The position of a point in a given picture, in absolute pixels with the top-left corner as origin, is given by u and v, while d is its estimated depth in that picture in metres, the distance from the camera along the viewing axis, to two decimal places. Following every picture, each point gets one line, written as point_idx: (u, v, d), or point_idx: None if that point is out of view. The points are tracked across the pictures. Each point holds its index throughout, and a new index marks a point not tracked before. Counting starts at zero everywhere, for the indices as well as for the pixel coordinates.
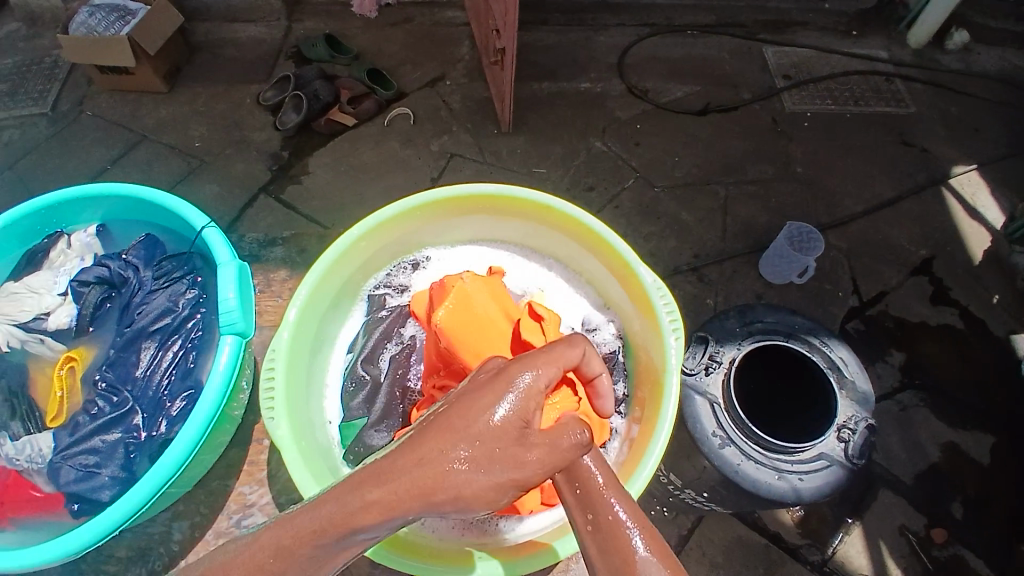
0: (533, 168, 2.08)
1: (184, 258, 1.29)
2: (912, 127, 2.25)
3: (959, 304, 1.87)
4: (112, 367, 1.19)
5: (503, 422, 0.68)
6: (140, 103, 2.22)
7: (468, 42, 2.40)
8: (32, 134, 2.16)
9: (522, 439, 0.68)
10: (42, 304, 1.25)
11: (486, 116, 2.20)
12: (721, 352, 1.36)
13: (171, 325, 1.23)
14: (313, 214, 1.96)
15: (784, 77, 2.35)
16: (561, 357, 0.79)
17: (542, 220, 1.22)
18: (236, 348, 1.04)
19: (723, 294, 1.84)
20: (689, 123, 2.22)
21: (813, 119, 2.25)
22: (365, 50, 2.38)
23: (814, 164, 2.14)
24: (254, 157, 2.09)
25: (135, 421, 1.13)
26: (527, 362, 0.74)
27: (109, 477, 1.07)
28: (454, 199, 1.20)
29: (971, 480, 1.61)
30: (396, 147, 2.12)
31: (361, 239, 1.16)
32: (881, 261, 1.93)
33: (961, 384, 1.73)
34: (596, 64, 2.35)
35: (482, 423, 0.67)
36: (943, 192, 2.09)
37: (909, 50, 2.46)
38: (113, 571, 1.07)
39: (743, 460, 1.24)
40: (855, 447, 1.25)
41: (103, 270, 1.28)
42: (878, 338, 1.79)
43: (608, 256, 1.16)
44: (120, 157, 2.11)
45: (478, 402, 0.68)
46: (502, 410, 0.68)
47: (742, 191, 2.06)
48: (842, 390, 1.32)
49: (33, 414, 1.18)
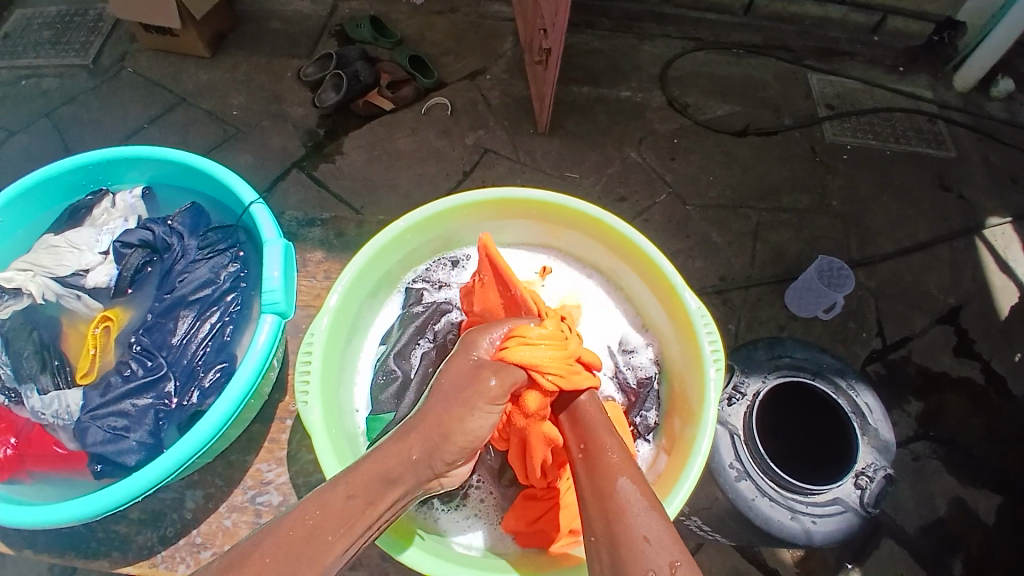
0: (566, 172, 2.07)
1: (229, 232, 1.28)
2: (951, 172, 2.22)
3: (980, 356, 1.85)
4: (148, 333, 1.19)
5: (469, 400, 0.87)
6: (181, 66, 2.22)
7: (512, 38, 2.38)
8: (72, 84, 2.16)
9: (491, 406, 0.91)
10: (82, 261, 1.26)
11: (524, 114, 2.18)
12: (746, 383, 1.34)
13: (211, 297, 1.23)
14: (344, 195, 1.96)
15: (827, 107, 2.32)
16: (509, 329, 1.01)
17: (587, 231, 1.22)
18: (275, 329, 1.04)
19: (746, 321, 1.82)
20: (727, 143, 2.20)
21: (852, 152, 2.23)
22: (410, 36, 2.37)
23: (849, 198, 2.12)
24: (290, 132, 2.09)
25: (167, 388, 1.13)
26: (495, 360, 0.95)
27: (136, 441, 1.07)
28: (500, 201, 1.21)
29: (973, 534, 1.60)
30: (431, 138, 2.10)
31: (406, 232, 1.18)
32: (907, 304, 1.91)
33: (975, 437, 1.71)
34: (639, 73, 2.33)
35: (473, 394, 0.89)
36: (975, 242, 2.06)
37: (955, 93, 2.43)
38: (124, 532, 1.07)
39: (758, 496, 1.23)
40: (871, 495, 1.23)
41: (147, 234, 1.28)
42: (897, 383, 1.77)
43: (652, 277, 1.16)
44: (157, 117, 2.11)
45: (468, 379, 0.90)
46: (494, 381, 0.90)
47: (772, 217, 2.04)
48: (864, 437, 1.29)
49: (62, 369, 1.19)
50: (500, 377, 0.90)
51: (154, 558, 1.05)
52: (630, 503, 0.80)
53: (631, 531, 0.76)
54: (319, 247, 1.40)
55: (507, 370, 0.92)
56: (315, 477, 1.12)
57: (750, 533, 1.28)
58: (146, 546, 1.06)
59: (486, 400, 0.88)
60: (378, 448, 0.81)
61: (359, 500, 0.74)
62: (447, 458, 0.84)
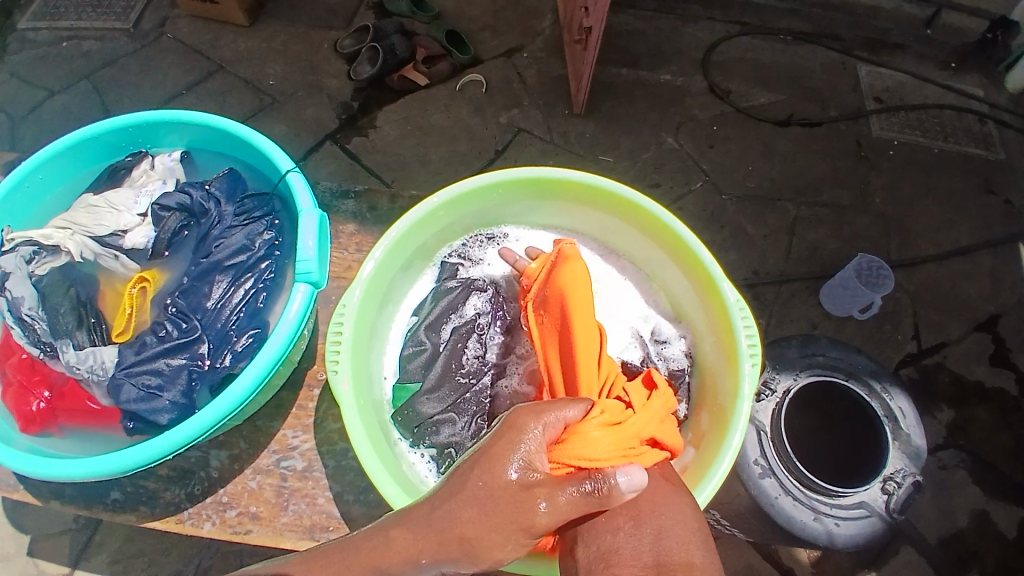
0: (600, 156, 2.04)
1: (264, 199, 1.29)
2: (998, 175, 2.13)
3: (1018, 368, 1.78)
4: (183, 295, 1.21)
5: (502, 526, 0.70)
6: (220, 33, 2.23)
7: (552, 16, 2.33)
8: (114, 47, 2.18)
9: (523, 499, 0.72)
10: (121, 222, 1.27)
11: (559, 95, 2.14)
12: (775, 380, 1.33)
13: (246, 263, 1.24)
14: (376, 169, 1.97)
15: (874, 100, 2.24)
16: (564, 416, 0.81)
17: (626, 216, 1.19)
18: (308, 298, 1.04)
19: (776, 317, 1.78)
20: (768, 133, 2.14)
21: (898, 149, 2.15)
22: (448, 10, 2.33)
23: (892, 197, 2.05)
24: (325, 103, 2.09)
25: (200, 350, 1.15)
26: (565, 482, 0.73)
27: (169, 401, 1.09)
28: (538, 180, 1.19)
29: (998, 550, 1.55)
30: (465, 115, 2.08)
31: (440, 208, 1.16)
32: (943, 310, 1.85)
33: (1005, 450, 1.66)
34: (680, 57, 2.27)
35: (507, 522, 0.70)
36: (1020, 249, 1.98)
37: (1007, 93, 2.32)
38: (153, 488, 1.10)
39: (781, 495, 1.22)
40: (897, 500, 1.22)
41: (185, 198, 1.30)
42: (929, 389, 1.72)
43: (690, 268, 1.13)
44: (195, 83, 2.12)
45: (508, 501, 0.71)
46: (545, 506, 0.71)
47: (809, 212, 1.99)
48: (895, 441, 1.27)
49: (99, 326, 1.21)
50: (553, 504, 0.71)
51: (180, 515, 1.08)
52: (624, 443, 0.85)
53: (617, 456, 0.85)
54: (351, 219, 1.40)
55: (565, 502, 0.71)
56: (340, 446, 1.13)
57: (769, 532, 1.27)
58: (173, 503, 1.09)
59: (525, 531, 0.71)
60: (387, 534, 0.72)
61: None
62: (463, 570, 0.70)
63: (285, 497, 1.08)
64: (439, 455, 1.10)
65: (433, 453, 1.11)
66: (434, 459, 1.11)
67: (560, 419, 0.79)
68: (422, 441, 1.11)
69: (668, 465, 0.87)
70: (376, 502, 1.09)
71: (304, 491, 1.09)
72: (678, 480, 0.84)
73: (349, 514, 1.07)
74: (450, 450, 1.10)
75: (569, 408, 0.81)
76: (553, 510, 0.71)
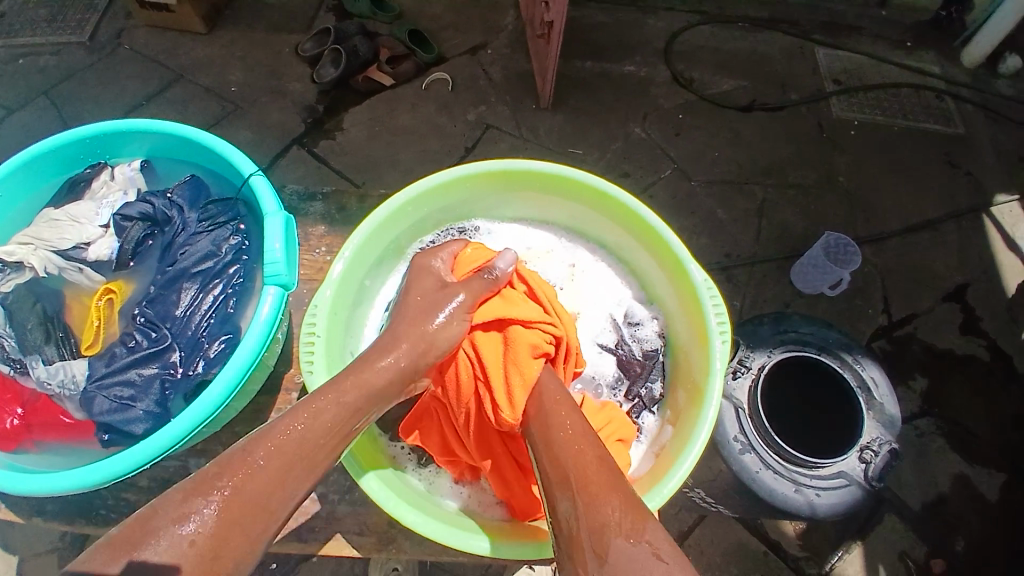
0: (569, 148, 2.05)
1: (230, 205, 1.27)
2: (957, 148, 2.19)
3: (985, 334, 1.83)
4: (152, 304, 1.19)
5: (439, 315, 1.03)
6: (179, 41, 2.19)
7: (514, 11, 2.34)
8: (68, 61, 2.13)
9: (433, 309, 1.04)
10: (82, 234, 1.25)
11: (526, 89, 2.15)
12: (751, 357, 1.34)
13: (214, 269, 1.22)
14: (346, 171, 1.95)
15: (834, 81, 2.29)
16: (453, 250, 1.15)
17: (593, 203, 1.21)
18: (279, 300, 1.03)
19: (751, 298, 1.82)
20: (733, 119, 2.17)
21: (860, 128, 2.20)
22: (409, 9, 2.32)
23: (856, 175, 2.09)
24: (290, 108, 2.06)
25: (172, 358, 1.13)
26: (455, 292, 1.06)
27: (143, 411, 1.07)
28: (504, 172, 1.20)
29: (976, 511, 1.60)
30: (433, 113, 2.08)
31: (408, 204, 1.16)
32: (911, 283, 1.90)
33: (977, 413, 1.71)
34: (643, 47, 2.29)
35: (434, 335, 1.01)
36: (982, 220, 2.04)
37: (963, 69, 2.39)
38: (133, 500, 1.08)
39: (762, 469, 1.24)
40: (875, 469, 1.23)
41: (146, 207, 1.28)
42: (902, 360, 1.77)
43: (657, 251, 1.15)
44: (156, 93, 2.08)
45: (428, 312, 1.03)
46: (462, 296, 1.06)
47: (777, 194, 2.02)
48: (869, 411, 1.29)
49: (68, 340, 1.18)
50: (466, 291, 1.06)
51: None
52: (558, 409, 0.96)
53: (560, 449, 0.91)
54: (321, 221, 1.39)
55: (474, 285, 1.07)
56: None
57: (754, 507, 1.29)
58: None
59: (463, 309, 1.05)
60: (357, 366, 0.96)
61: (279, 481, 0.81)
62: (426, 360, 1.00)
63: None
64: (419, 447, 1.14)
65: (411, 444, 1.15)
66: (413, 450, 1.14)
67: (454, 246, 1.15)
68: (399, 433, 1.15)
69: (656, 527, 0.80)
70: (362, 500, 1.08)
71: None
72: (672, 555, 0.78)
73: (335, 516, 1.07)
74: None
75: (455, 246, 1.16)
76: (471, 295, 1.06)
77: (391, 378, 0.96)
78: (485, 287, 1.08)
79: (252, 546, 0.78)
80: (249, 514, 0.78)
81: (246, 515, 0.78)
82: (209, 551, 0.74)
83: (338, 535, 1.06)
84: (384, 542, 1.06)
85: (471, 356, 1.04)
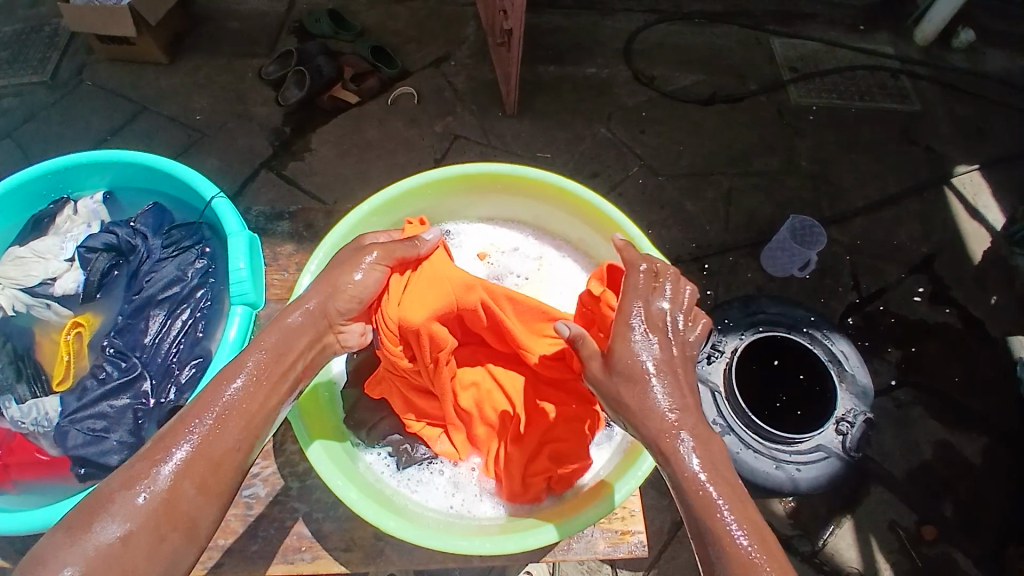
0: (538, 152, 2.08)
1: (193, 228, 1.28)
2: (915, 125, 2.25)
3: (956, 303, 1.88)
4: (120, 334, 1.19)
5: (361, 287, 1.02)
6: (141, 74, 2.19)
7: (474, 22, 2.37)
8: (30, 101, 2.12)
9: (351, 271, 1.01)
10: (48, 269, 1.25)
11: (491, 98, 2.18)
12: (724, 342, 1.38)
13: (180, 294, 1.23)
14: (316, 191, 1.96)
15: (791, 69, 2.34)
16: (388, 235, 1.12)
17: (555, 200, 1.23)
18: (246, 319, 1.05)
19: (724, 285, 1.85)
20: (695, 112, 2.21)
21: (819, 112, 2.25)
22: (370, 26, 2.34)
23: (819, 158, 2.14)
24: (257, 132, 2.07)
25: (143, 388, 1.14)
26: (364, 257, 1.03)
27: (117, 441, 1.08)
28: (465, 177, 1.22)
29: (960, 475, 1.64)
30: (400, 127, 2.09)
31: (372, 215, 1.18)
32: (880, 258, 1.94)
33: (954, 379, 1.76)
34: (604, 48, 2.33)
35: (350, 292, 1.01)
36: (944, 192, 2.10)
37: (916, 47, 2.45)
38: None
39: (743, 449, 1.27)
40: (852, 439, 1.29)
41: (110, 237, 1.28)
42: (877, 334, 1.80)
43: None
44: (121, 127, 2.08)
45: (340, 274, 1.01)
46: (370, 259, 1.03)
47: (743, 183, 2.06)
48: (842, 383, 1.34)
49: (39, 378, 1.20)
50: (383, 252, 1.04)
51: None
52: (648, 382, 0.84)
53: (656, 424, 0.81)
54: (289, 240, 1.40)
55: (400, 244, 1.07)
56: (303, 466, 1.13)
57: (738, 487, 1.32)
58: None
59: (383, 257, 1.04)
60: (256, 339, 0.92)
61: (222, 444, 0.81)
62: (340, 308, 1.00)
63: (254, 525, 1.08)
64: (396, 450, 1.12)
65: (389, 450, 1.12)
66: (392, 455, 1.12)
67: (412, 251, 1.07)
68: (377, 441, 1.12)
69: None
70: (346, 515, 1.09)
71: (272, 516, 1.09)
72: None
73: (322, 533, 1.07)
74: (407, 446, 1.11)
75: (368, 237, 1.10)
76: (382, 253, 1.04)
77: (305, 325, 0.96)
78: (409, 252, 1.07)
79: (214, 502, 0.78)
80: (201, 466, 0.78)
81: (199, 469, 0.78)
82: (167, 508, 0.75)
83: (323, 551, 1.06)
84: (372, 554, 1.07)
85: (428, 326, 1.05)
